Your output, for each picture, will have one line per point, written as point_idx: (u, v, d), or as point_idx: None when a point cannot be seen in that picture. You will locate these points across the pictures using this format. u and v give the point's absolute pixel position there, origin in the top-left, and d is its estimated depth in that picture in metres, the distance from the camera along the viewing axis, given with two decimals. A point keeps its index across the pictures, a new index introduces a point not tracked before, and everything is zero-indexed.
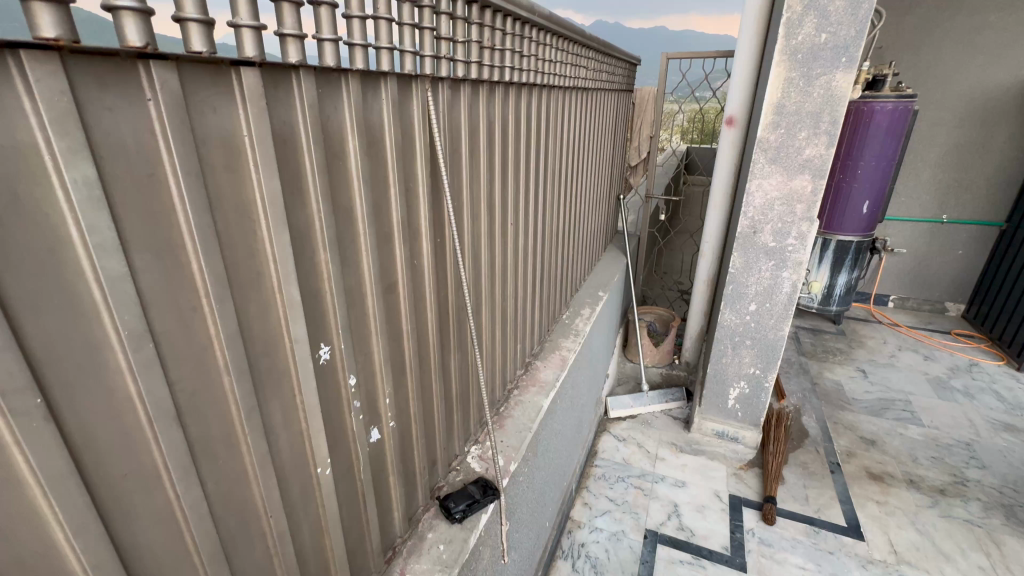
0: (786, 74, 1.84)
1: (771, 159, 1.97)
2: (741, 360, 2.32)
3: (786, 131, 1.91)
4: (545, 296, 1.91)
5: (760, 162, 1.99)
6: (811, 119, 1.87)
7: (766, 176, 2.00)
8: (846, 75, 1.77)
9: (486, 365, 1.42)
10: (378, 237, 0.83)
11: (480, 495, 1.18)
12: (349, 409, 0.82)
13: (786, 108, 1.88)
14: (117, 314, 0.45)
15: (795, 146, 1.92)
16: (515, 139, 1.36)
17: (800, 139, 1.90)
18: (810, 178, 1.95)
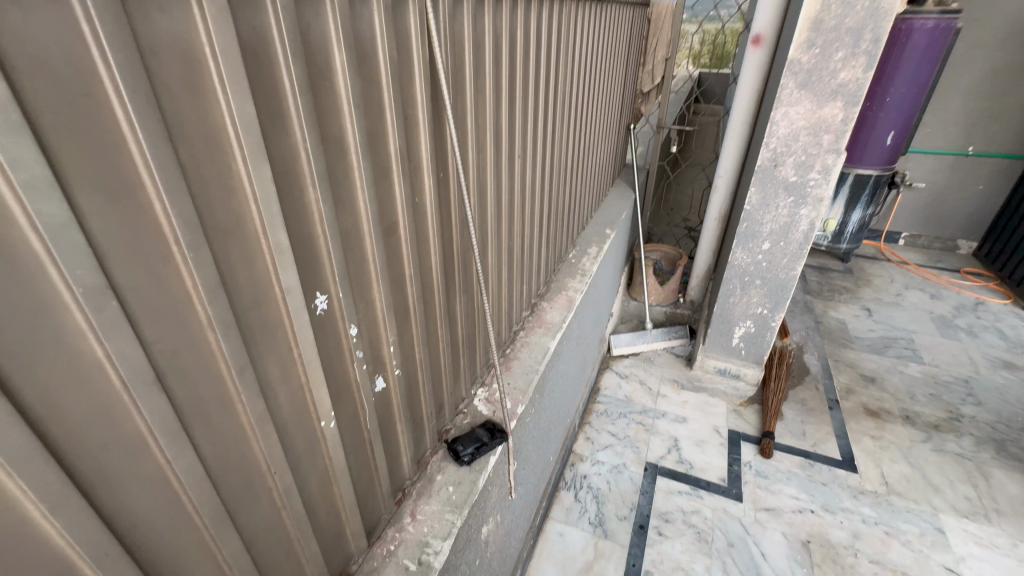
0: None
1: (801, 84, 1.80)
2: (749, 300, 2.28)
3: (820, 51, 1.72)
4: (552, 235, 1.82)
5: (788, 87, 1.82)
6: (850, 36, 1.67)
7: (793, 103, 1.84)
8: None
9: (493, 307, 1.37)
10: (373, 171, 0.73)
11: (488, 438, 1.17)
12: (351, 359, 0.77)
13: (824, 24, 1.68)
14: (67, 268, 0.38)
15: (829, 69, 1.74)
16: (524, 57, 1.21)
17: (836, 61, 1.72)
18: (842, 105, 1.79)
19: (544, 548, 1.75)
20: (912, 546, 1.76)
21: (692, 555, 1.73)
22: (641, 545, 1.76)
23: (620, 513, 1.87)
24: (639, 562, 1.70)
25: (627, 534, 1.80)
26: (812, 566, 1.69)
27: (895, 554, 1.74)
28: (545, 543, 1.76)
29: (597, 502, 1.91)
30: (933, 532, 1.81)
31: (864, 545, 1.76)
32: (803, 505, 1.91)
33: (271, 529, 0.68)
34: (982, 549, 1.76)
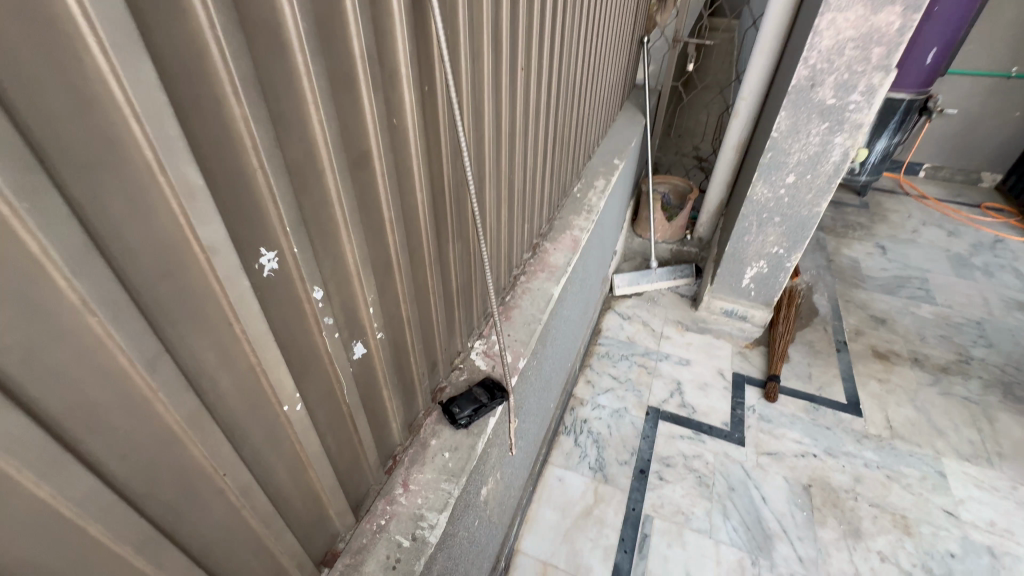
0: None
1: None
2: (765, 239, 2.12)
3: None
4: (557, 166, 1.61)
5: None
6: None
7: (843, 8, 1.56)
8: None
9: (491, 251, 1.20)
10: (331, 80, 0.54)
11: (487, 398, 1.06)
12: (318, 328, 0.61)
13: None
14: None
15: None
16: None
17: None
18: (901, 11, 1.51)
19: (544, 493, 1.73)
20: (913, 489, 1.75)
21: (692, 499, 1.71)
22: (641, 489, 1.74)
23: (620, 457, 1.84)
24: (639, 506, 1.69)
25: (627, 478, 1.77)
26: (811, 509, 1.69)
27: (895, 498, 1.73)
28: (544, 488, 1.74)
29: (597, 447, 1.87)
30: (934, 476, 1.80)
31: (865, 489, 1.75)
32: (806, 449, 1.88)
33: (231, 533, 0.56)
34: (981, 492, 1.76)
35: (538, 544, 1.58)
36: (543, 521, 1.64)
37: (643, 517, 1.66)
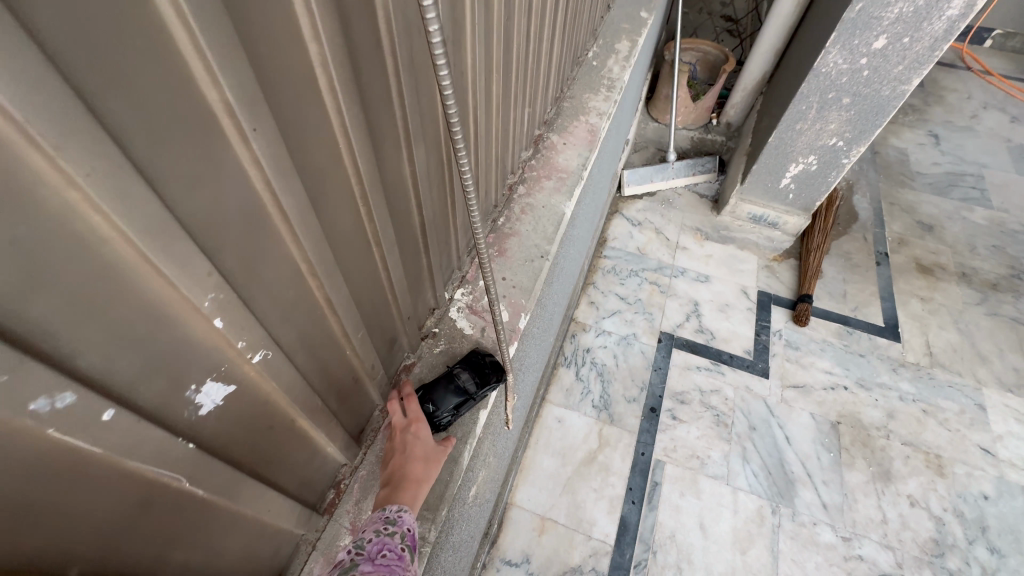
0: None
1: None
2: (823, 127, 1.67)
3: None
4: (571, 15, 1.08)
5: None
6: None
7: None
8: None
9: (478, 154, 0.77)
10: None
11: (477, 392, 0.70)
12: (16, 427, 0.24)
13: None
14: None
15: None
16: None
17: None
18: None
19: (541, 436, 1.50)
20: (949, 426, 1.58)
21: (709, 441, 1.51)
22: (652, 431, 1.52)
23: (628, 393, 1.60)
24: (648, 451, 1.48)
25: (636, 418, 1.54)
26: (838, 450, 1.51)
27: (930, 435, 1.56)
28: (541, 432, 1.51)
29: (601, 382, 1.62)
30: (973, 409, 1.62)
31: (898, 426, 1.57)
32: (837, 381, 1.66)
33: None
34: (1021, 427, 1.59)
35: (535, 496, 1.39)
36: (541, 469, 1.44)
37: (653, 463, 1.46)
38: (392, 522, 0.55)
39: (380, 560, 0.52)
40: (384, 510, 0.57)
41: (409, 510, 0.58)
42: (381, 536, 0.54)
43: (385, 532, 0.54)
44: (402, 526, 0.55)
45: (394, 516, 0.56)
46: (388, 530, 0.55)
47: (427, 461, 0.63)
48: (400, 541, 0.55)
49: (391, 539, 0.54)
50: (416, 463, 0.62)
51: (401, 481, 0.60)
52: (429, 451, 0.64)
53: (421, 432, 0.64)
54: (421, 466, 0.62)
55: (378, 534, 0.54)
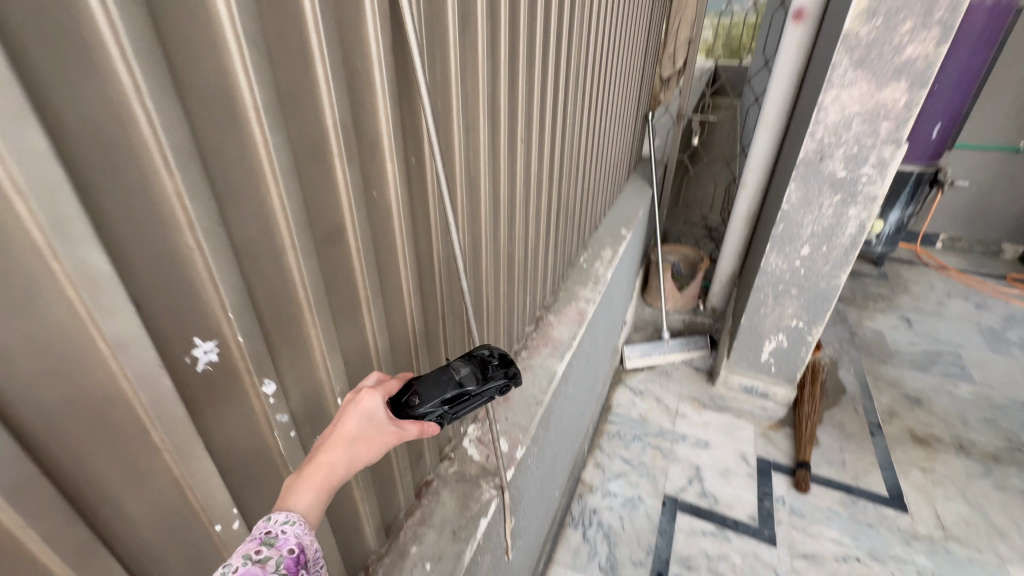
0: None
1: (858, 61, 1.52)
2: (783, 312, 2.01)
3: (884, 22, 1.43)
4: (561, 237, 1.57)
5: (843, 68, 1.54)
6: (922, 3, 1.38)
7: (848, 85, 1.56)
8: None
9: (490, 326, 1.13)
10: (295, 153, 0.48)
11: (476, 389, 0.64)
12: (268, 429, 0.53)
13: None
14: None
15: (893, 43, 1.46)
16: (530, 20, 0.96)
17: (902, 34, 1.43)
18: (906, 87, 1.50)
19: None
20: None
21: None
22: None
23: (635, 556, 1.64)
24: None
25: None
26: None
27: None
28: None
29: (608, 543, 1.67)
30: None
31: None
32: (848, 552, 1.66)
33: None
34: None
35: None
36: None
37: None
38: (268, 543, 0.43)
39: None
40: (267, 521, 0.45)
41: (302, 520, 0.46)
42: (249, 564, 0.41)
43: (258, 558, 0.42)
44: (283, 548, 0.44)
45: (276, 532, 0.44)
46: (262, 556, 0.42)
47: (361, 443, 0.53)
48: (275, 569, 0.42)
49: (263, 570, 0.41)
50: (341, 446, 0.51)
51: (314, 468, 0.49)
52: (368, 433, 0.54)
53: (366, 406, 0.55)
54: (345, 457, 0.51)
55: (246, 561, 0.41)
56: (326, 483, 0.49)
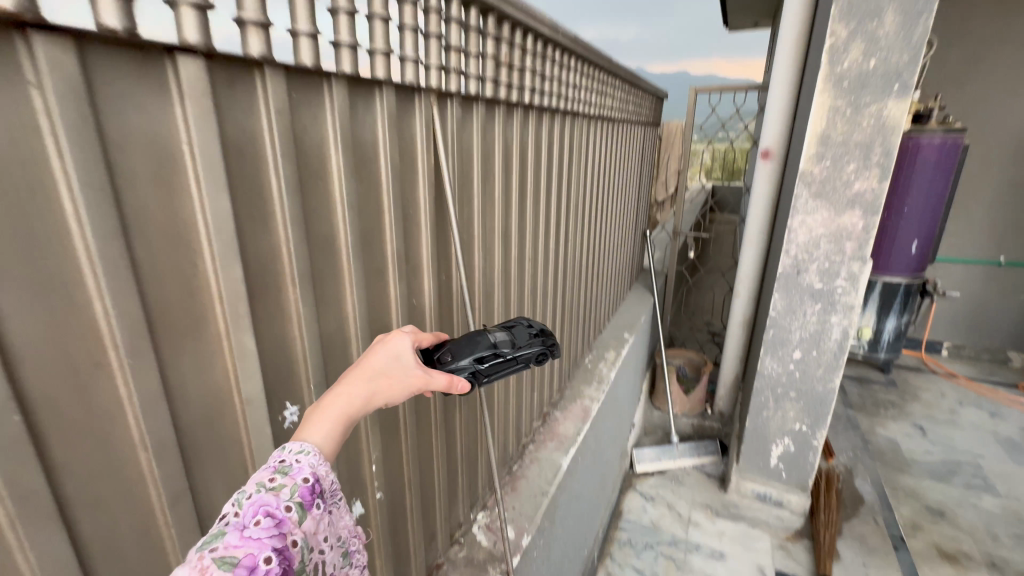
0: (833, 114, 1.67)
1: (816, 193, 1.78)
2: (785, 414, 2.07)
3: (831, 163, 1.73)
4: (566, 340, 1.75)
5: (804, 198, 1.80)
6: (859, 150, 1.68)
7: (811, 212, 1.80)
8: (899, 103, 1.59)
9: (501, 416, 1.27)
10: (366, 273, 0.69)
11: (510, 351, 0.73)
12: None
13: (832, 139, 1.70)
14: None
15: (843, 180, 1.73)
16: (536, 170, 1.25)
17: (849, 172, 1.71)
18: (861, 214, 1.75)
19: None
20: None
21: None
22: None
23: None
24: None
25: None
26: None
27: None
28: None
29: None
30: None
31: None
32: None
33: None
34: None
35: None
36: None
37: None
38: (283, 472, 0.47)
39: (251, 531, 0.43)
40: (284, 451, 0.49)
41: (317, 448, 0.51)
42: (262, 492, 0.45)
43: (271, 487, 0.46)
44: (297, 477, 0.48)
45: (291, 461, 0.48)
46: (275, 484, 0.46)
47: (382, 381, 0.58)
48: (288, 496, 0.46)
49: (275, 498, 0.45)
50: (361, 381, 0.56)
51: (332, 398, 0.54)
52: (390, 373, 0.59)
53: (393, 348, 0.60)
54: (365, 392, 0.56)
55: (260, 489, 0.45)
56: (343, 415, 0.54)
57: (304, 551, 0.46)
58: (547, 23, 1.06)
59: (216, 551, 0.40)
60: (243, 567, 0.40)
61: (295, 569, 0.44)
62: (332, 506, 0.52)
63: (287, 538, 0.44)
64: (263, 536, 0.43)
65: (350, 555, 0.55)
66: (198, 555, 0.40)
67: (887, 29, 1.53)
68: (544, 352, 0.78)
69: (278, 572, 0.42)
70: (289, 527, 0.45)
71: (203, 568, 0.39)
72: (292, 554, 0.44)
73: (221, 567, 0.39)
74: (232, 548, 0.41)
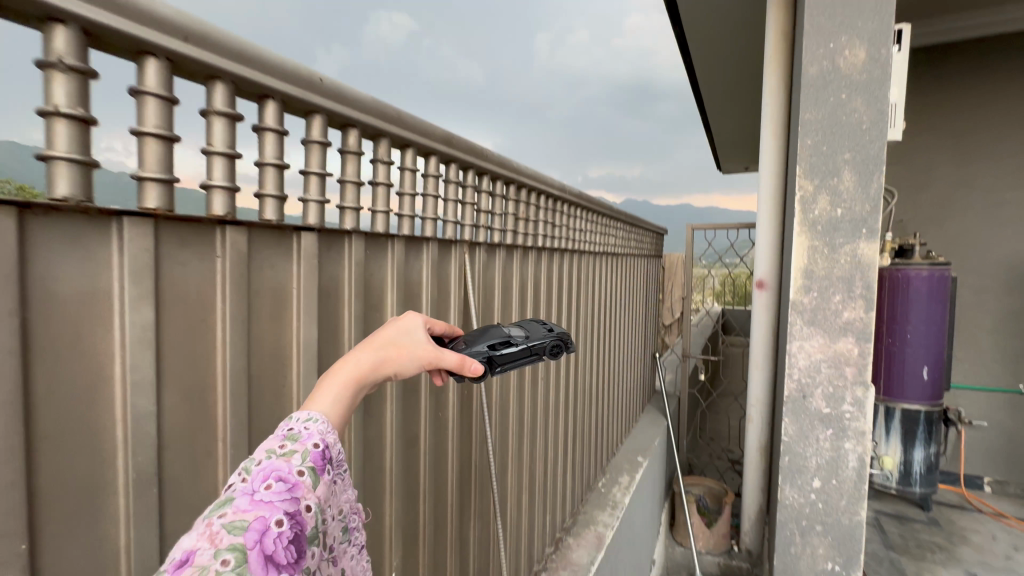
0: (810, 243, 1.44)
1: (808, 321, 1.48)
2: (814, 552, 1.54)
3: (818, 294, 1.46)
4: (579, 461, 1.77)
5: (801, 324, 1.49)
6: (844, 283, 1.44)
7: (806, 338, 1.49)
8: (871, 245, 1.40)
9: (512, 537, 1.28)
10: (404, 385, 0.85)
11: (522, 342, 0.73)
12: None
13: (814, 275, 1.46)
14: (135, 465, 0.45)
15: (832, 309, 1.45)
16: (547, 300, 1.44)
17: (836, 302, 1.44)
18: (856, 341, 1.45)
19: None
20: None
21: None
22: None
23: None
24: None
25: None
26: None
27: None
28: None
29: None
30: None
31: None
32: None
33: None
34: None
35: None
36: None
37: None
38: (292, 438, 0.46)
39: (261, 495, 0.41)
40: (291, 419, 0.47)
41: (325, 414, 0.49)
42: (272, 458, 0.44)
43: (281, 453, 0.44)
44: (307, 443, 0.46)
45: (298, 429, 0.47)
46: (285, 451, 0.45)
47: (392, 350, 0.56)
48: (300, 462, 0.45)
49: (286, 464, 0.44)
50: (370, 349, 0.54)
51: (341, 361, 0.52)
52: (401, 342, 0.57)
53: (406, 324, 0.59)
54: (377, 357, 0.55)
55: (270, 456, 0.44)
56: (350, 379, 0.52)
57: (316, 516, 0.44)
58: (555, 186, 1.35)
59: (224, 517, 0.39)
60: (254, 531, 0.39)
61: (306, 535, 0.43)
62: (340, 478, 0.50)
63: (299, 504, 0.43)
64: (275, 500, 0.42)
65: (350, 532, 0.53)
66: (206, 522, 0.38)
67: (846, 183, 1.40)
68: (557, 344, 0.76)
69: (290, 536, 0.41)
70: (302, 492, 0.44)
71: (213, 533, 0.38)
72: (303, 520, 0.43)
73: (231, 531, 0.38)
74: (241, 512, 0.39)
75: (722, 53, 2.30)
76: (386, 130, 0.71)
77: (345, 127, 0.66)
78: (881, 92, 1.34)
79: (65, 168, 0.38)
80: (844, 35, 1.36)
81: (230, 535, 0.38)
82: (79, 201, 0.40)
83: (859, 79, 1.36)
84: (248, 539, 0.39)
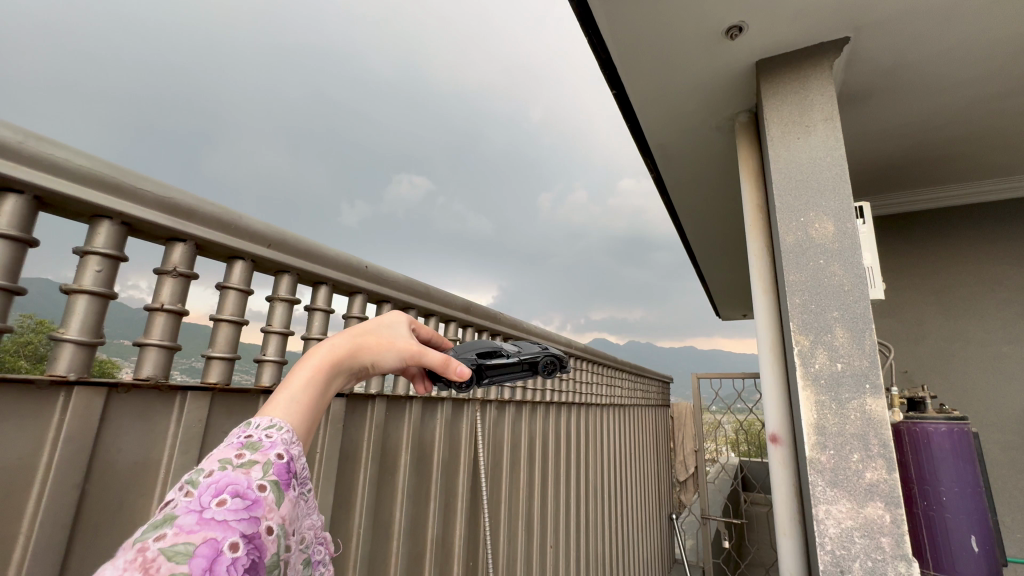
0: (812, 394, 1.07)
1: (832, 482, 1.02)
2: None
3: (838, 453, 1.02)
4: None
5: (813, 481, 1.04)
6: (862, 443, 1.01)
7: (833, 508, 1.01)
8: (879, 399, 1.01)
9: None
10: (409, 557, 0.81)
11: (511, 353, 0.80)
12: None
13: (829, 430, 1.04)
14: None
15: (853, 471, 1.01)
16: (554, 457, 1.40)
17: (856, 463, 1.01)
18: (891, 509, 0.97)
19: None
20: None
21: None
22: None
23: None
24: None
25: None
26: None
27: None
28: None
29: None
30: None
31: None
32: None
33: None
34: None
35: None
36: None
37: None
38: (252, 446, 0.41)
39: (211, 512, 0.36)
40: (250, 425, 0.43)
41: (288, 420, 0.45)
42: (229, 470, 0.39)
43: (239, 463, 0.39)
44: (268, 452, 0.41)
45: (261, 436, 0.42)
46: (244, 461, 0.40)
47: (371, 338, 0.57)
48: (261, 476, 0.39)
49: (246, 476, 0.39)
50: (346, 335, 0.54)
51: (313, 346, 0.50)
52: (380, 334, 0.59)
53: (385, 321, 0.62)
54: (351, 343, 0.54)
55: (225, 467, 0.39)
56: (323, 363, 0.50)
57: (279, 540, 0.39)
58: (559, 341, 1.46)
59: (162, 539, 0.33)
60: (202, 557, 0.34)
61: (266, 564, 0.37)
62: (303, 500, 0.45)
63: (260, 524, 0.38)
64: (230, 519, 0.36)
65: (313, 566, 0.47)
66: (137, 548, 0.33)
67: (840, 336, 1.07)
68: (550, 357, 0.84)
69: (247, 564, 0.36)
70: (262, 510, 0.38)
71: (148, 561, 0.32)
72: (264, 544, 0.37)
73: (173, 558, 0.32)
74: (186, 534, 0.34)
75: (708, 221, 2.59)
76: (414, 304, 0.85)
77: (380, 302, 0.80)
78: (858, 259, 1.09)
79: (154, 353, 0.49)
80: (809, 208, 1.17)
81: (171, 563, 0.32)
82: (157, 379, 0.50)
83: (832, 248, 1.12)
84: (195, 566, 0.33)
